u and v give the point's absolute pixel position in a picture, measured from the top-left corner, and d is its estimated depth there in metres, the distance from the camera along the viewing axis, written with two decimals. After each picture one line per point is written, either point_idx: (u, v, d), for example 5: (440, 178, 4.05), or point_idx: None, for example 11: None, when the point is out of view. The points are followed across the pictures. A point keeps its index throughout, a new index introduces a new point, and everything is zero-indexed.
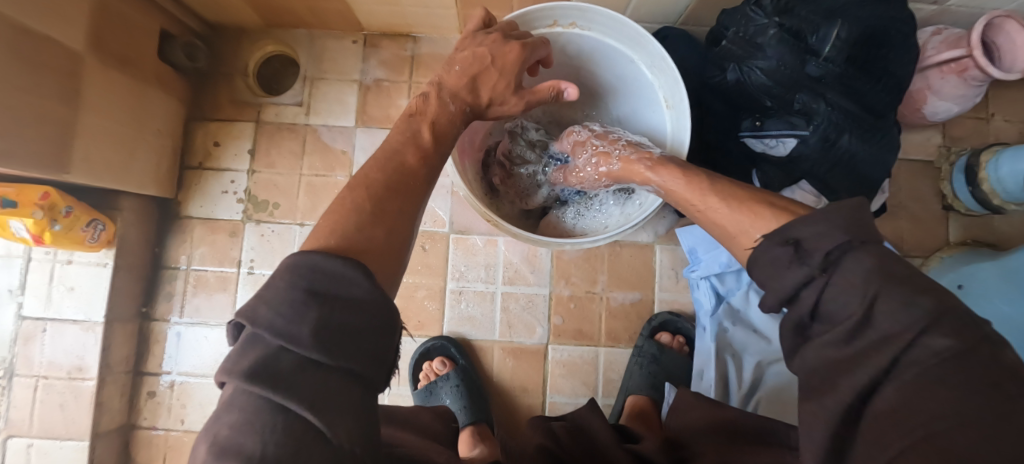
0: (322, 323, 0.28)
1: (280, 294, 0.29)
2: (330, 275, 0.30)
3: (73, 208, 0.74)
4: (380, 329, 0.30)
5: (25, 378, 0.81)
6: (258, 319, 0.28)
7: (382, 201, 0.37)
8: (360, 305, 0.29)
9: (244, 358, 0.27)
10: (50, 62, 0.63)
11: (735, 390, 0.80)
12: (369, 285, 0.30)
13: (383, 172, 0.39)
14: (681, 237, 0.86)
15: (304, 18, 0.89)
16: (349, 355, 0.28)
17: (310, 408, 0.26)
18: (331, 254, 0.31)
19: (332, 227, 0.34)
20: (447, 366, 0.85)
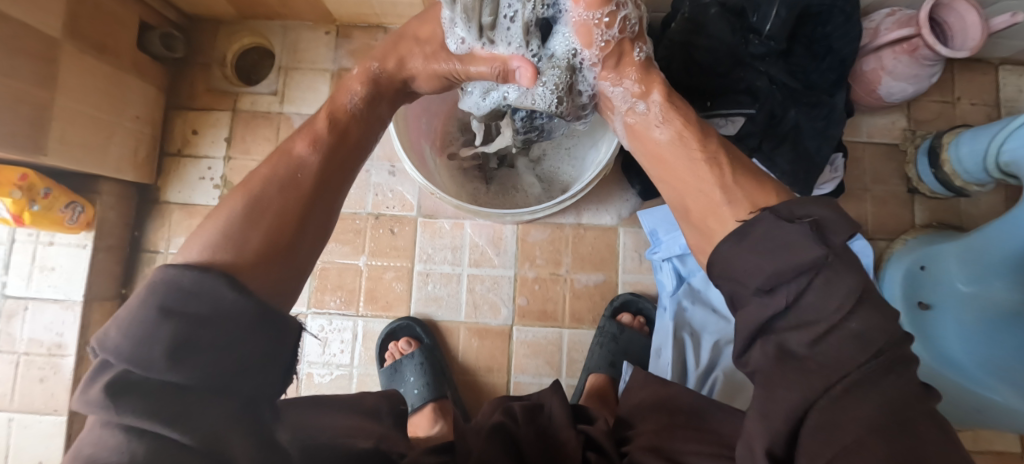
0: (172, 340, 0.28)
1: (131, 318, 0.29)
2: (186, 292, 0.31)
3: (51, 189, 0.77)
4: (243, 336, 0.31)
5: (8, 354, 0.86)
6: (111, 344, 0.29)
7: (285, 201, 0.40)
8: (219, 318, 0.30)
9: (97, 385, 0.28)
10: (25, 47, 0.67)
11: (692, 368, 0.81)
12: (230, 296, 0.32)
13: (278, 170, 0.42)
14: (644, 218, 0.87)
15: (276, 9, 0.93)
16: (205, 368, 0.29)
17: (166, 421, 0.27)
18: (190, 270, 0.32)
19: (211, 239, 0.36)
20: (413, 346, 0.87)
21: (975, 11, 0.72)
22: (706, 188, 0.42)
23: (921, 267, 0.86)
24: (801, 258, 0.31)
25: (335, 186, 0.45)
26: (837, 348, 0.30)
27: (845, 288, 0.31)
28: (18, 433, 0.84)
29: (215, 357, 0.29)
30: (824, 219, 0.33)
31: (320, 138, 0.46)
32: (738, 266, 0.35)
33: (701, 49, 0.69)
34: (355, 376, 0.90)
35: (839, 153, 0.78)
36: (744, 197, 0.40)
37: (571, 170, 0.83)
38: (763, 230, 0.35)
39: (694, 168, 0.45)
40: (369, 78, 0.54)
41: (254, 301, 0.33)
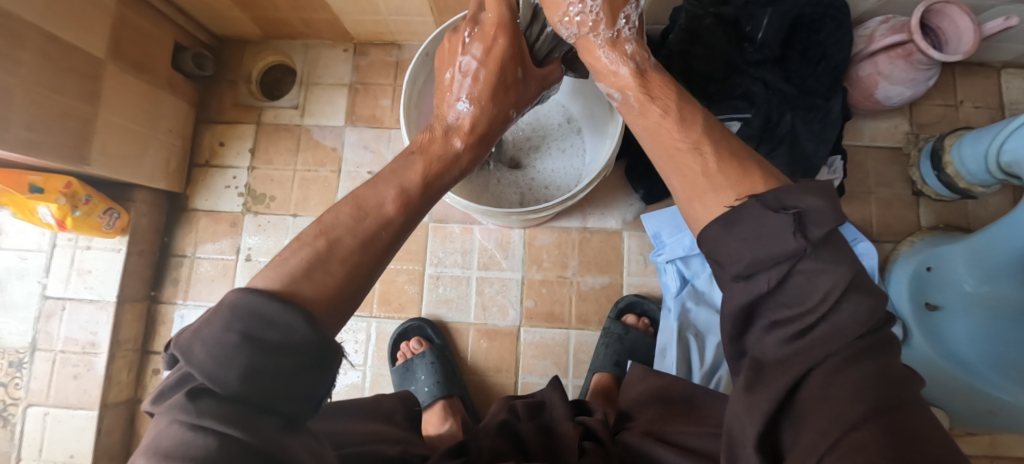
0: (246, 365, 0.29)
1: (212, 335, 0.30)
2: (264, 320, 0.30)
3: (92, 196, 0.83)
4: (308, 366, 0.31)
5: (45, 352, 0.91)
6: (193, 358, 0.30)
7: (363, 250, 0.38)
8: (293, 348, 0.30)
9: (180, 391, 0.30)
10: (74, 67, 0.73)
11: (697, 367, 0.82)
12: (304, 331, 0.31)
13: (369, 219, 0.39)
14: (647, 221, 0.89)
15: (298, 29, 1.00)
16: (273, 391, 0.30)
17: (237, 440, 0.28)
18: (272, 299, 0.31)
19: (290, 272, 0.34)
20: (424, 345, 0.90)
21: (966, 16, 0.74)
22: (691, 176, 0.38)
23: (927, 268, 0.86)
24: (783, 245, 0.30)
25: (405, 236, 0.42)
26: (826, 337, 0.29)
27: (835, 274, 0.29)
28: (52, 427, 0.89)
29: (280, 381, 0.30)
30: (813, 209, 0.31)
31: (409, 191, 0.43)
32: (720, 252, 0.34)
33: (697, 58, 0.73)
34: (368, 376, 0.93)
35: (838, 155, 0.80)
36: (731, 185, 0.35)
37: (580, 173, 0.85)
38: (748, 219, 0.32)
39: (677, 158, 0.40)
40: (480, 132, 0.52)
41: (324, 340, 0.32)
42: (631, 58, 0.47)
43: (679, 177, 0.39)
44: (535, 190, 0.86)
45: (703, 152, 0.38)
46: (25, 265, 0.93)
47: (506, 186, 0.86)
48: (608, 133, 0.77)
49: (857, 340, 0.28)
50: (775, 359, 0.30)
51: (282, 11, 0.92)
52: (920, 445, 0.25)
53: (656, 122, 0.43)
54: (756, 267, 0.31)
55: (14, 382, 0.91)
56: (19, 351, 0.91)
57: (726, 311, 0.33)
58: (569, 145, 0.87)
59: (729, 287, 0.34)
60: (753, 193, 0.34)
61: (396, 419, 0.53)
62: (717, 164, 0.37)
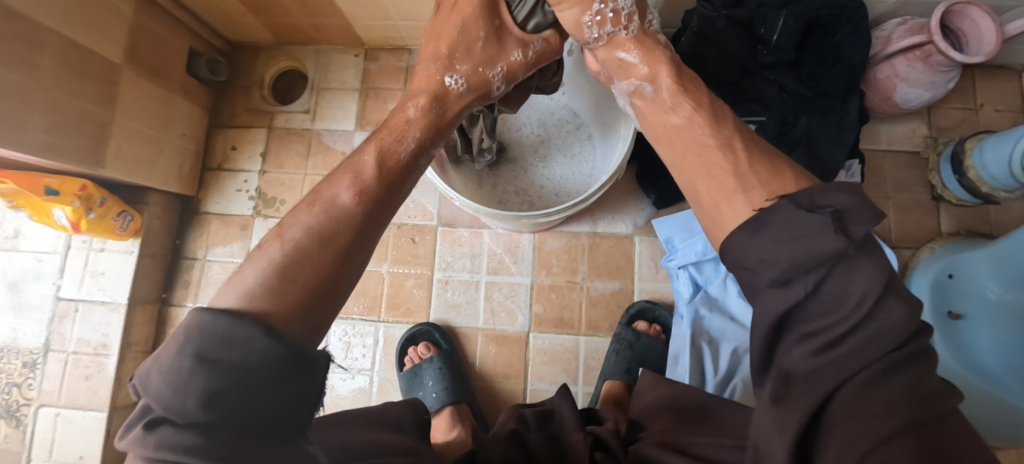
0: (207, 390, 0.28)
1: (168, 364, 0.29)
2: (214, 339, 0.29)
3: (106, 199, 0.84)
4: (277, 380, 0.30)
5: (58, 353, 0.92)
6: (151, 387, 0.29)
7: (322, 246, 0.35)
8: (248, 365, 0.29)
9: (145, 427, 0.29)
10: (92, 72, 0.75)
11: (710, 375, 0.80)
12: (260, 345, 0.29)
13: (327, 205, 0.37)
14: (658, 226, 0.88)
15: (310, 35, 1.01)
16: (245, 413, 0.29)
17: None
18: (222, 317, 0.30)
19: (246, 287, 0.32)
20: (432, 350, 0.89)
21: (987, 16, 0.73)
22: (717, 176, 0.35)
23: (948, 275, 0.83)
24: (824, 246, 0.27)
25: (375, 232, 0.38)
26: (861, 348, 0.27)
27: (869, 276, 0.27)
28: (63, 428, 0.90)
29: (251, 401, 0.29)
30: (849, 207, 0.29)
31: (367, 186, 0.38)
32: (749, 256, 0.31)
33: (709, 60, 0.71)
34: (376, 381, 0.93)
35: (855, 159, 0.78)
36: (761, 186, 0.33)
37: (590, 175, 0.84)
38: (782, 219, 0.30)
39: (698, 163, 0.37)
40: (430, 121, 0.47)
41: (286, 350, 0.30)
42: (650, 54, 0.45)
43: (704, 178, 0.36)
44: (545, 194, 0.86)
45: (733, 151, 0.36)
46: (41, 267, 0.94)
47: (512, 189, 0.86)
48: (621, 132, 0.76)
49: (892, 351, 0.27)
50: (804, 372, 0.29)
51: (294, 17, 0.93)
52: (947, 449, 0.26)
53: (677, 122, 0.40)
54: (785, 270, 0.29)
55: (27, 382, 0.92)
56: (32, 352, 0.92)
57: (756, 321, 0.31)
58: (578, 144, 0.87)
59: (759, 292, 0.31)
60: (784, 193, 0.32)
61: (405, 428, 0.52)
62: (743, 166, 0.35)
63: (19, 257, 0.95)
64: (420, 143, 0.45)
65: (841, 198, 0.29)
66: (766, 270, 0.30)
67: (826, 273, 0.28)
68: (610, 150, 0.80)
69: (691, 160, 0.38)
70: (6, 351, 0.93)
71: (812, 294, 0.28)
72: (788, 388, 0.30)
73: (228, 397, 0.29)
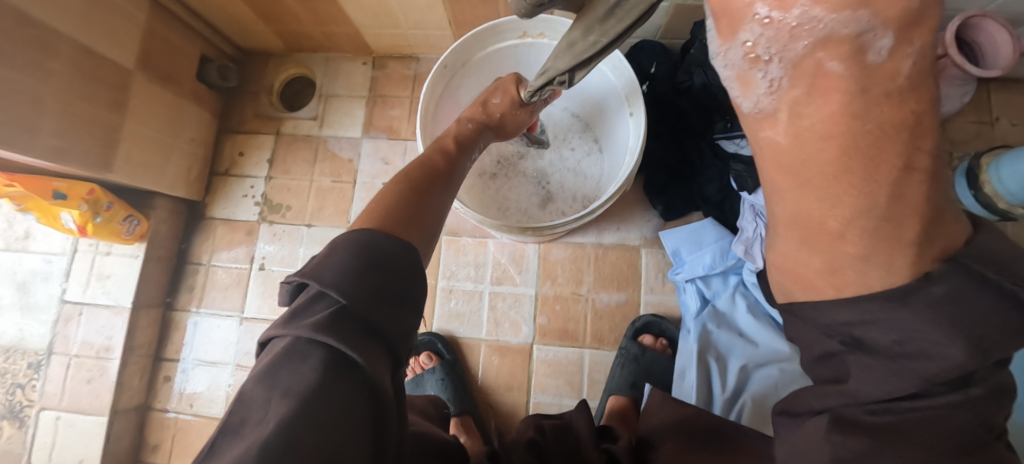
0: (372, 288, 0.34)
1: (341, 263, 0.35)
2: (381, 249, 0.37)
3: (113, 203, 0.85)
4: (413, 300, 0.37)
5: (61, 356, 0.92)
6: (325, 280, 0.34)
7: (428, 195, 0.49)
8: (400, 274, 0.37)
9: (307, 309, 0.34)
10: (104, 77, 0.75)
11: (718, 393, 0.77)
12: (411, 260, 0.38)
13: (427, 170, 0.52)
14: (665, 238, 0.88)
15: (319, 43, 1.01)
16: (391, 320, 0.35)
17: (357, 344, 0.32)
18: (383, 232, 0.39)
19: (375, 213, 0.43)
20: (434, 361, 0.89)
21: (1004, 29, 0.72)
22: (874, 220, 0.31)
23: None
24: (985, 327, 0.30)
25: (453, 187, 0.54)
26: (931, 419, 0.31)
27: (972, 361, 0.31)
28: (64, 432, 0.90)
29: (396, 308, 0.35)
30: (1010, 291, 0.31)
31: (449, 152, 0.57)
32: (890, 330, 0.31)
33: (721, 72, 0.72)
34: None
35: None
36: (938, 241, 0.32)
37: (599, 180, 0.84)
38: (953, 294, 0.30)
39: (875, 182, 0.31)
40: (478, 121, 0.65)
41: (420, 270, 0.39)
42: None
43: (877, 214, 0.31)
44: (561, 192, 0.85)
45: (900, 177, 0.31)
46: (49, 269, 0.95)
47: (525, 183, 0.86)
48: (630, 141, 0.75)
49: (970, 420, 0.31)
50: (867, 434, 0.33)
51: (305, 24, 0.94)
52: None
53: (875, 102, 0.30)
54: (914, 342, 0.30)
55: (31, 384, 0.92)
56: (37, 353, 0.93)
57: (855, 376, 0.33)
58: (581, 143, 0.87)
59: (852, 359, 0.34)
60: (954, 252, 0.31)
61: (428, 414, 0.61)
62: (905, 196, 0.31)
63: (28, 260, 0.96)
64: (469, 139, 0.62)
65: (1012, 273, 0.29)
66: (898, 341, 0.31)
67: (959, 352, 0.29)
68: (621, 152, 0.79)
69: (883, 170, 0.30)
70: (13, 352, 0.93)
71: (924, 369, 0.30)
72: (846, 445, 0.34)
73: (386, 298, 0.35)
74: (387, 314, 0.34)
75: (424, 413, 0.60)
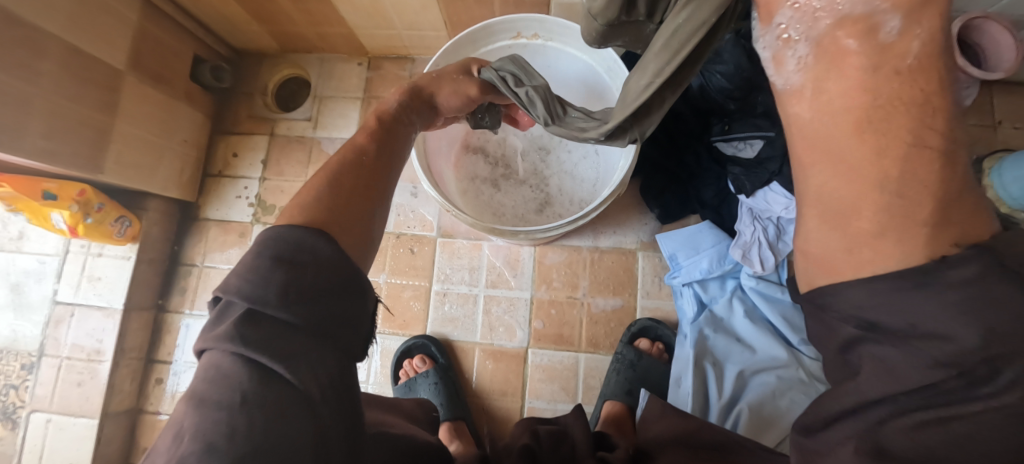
0: (286, 286, 0.32)
1: (251, 267, 0.33)
2: (293, 244, 0.34)
3: (105, 204, 0.84)
4: (340, 288, 0.34)
5: (52, 358, 0.92)
6: (234, 290, 0.32)
7: (373, 162, 0.45)
8: (324, 272, 0.34)
9: (223, 322, 0.32)
10: (94, 78, 0.75)
11: (714, 400, 0.76)
12: (327, 249, 0.35)
13: (361, 142, 0.47)
14: (663, 242, 0.86)
15: (314, 43, 1.00)
16: (316, 315, 0.32)
17: (304, 359, 0.31)
18: (298, 226, 0.35)
19: (298, 205, 0.39)
20: (427, 364, 0.87)
21: (1006, 32, 0.70)
22: (904, 199, 0.26)
23: None
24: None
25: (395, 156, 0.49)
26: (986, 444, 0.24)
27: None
28: (55, 435, 0.89)
29: (319, 303, 0.33)
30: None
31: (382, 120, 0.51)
32: (910, 304, 0.25)
33: (717, 77, 0.70)
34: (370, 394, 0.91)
35: None
36: (948, 222, 0.26)
37: (595, 183, 0.83)
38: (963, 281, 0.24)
39: (914, 166, 0.26)
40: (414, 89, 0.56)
41: (344, 257, 0.36)
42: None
43: (892, 201, 0.27)
44: (558, 195, 0.84)
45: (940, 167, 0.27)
46: (41, 271, 0.94)
47: (523, 186, 0.85)
48: (625, 146, 0.74)
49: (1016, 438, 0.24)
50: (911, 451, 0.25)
51: (298, 25, 0.93)
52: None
53: (887, 82, 0.28)
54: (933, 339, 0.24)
55: (22, 385, 0.91)
56: (29, 355, 0.92)
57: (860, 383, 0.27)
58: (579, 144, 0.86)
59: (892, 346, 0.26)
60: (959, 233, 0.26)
61: (416, 418, 0.59)
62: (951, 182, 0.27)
63: (20, 261, 0.95)
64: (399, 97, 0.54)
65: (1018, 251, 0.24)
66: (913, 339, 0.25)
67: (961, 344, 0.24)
68: (616, 155, 0.79)
69: (893, 147, 0.27)
70: (5, 353, 0.92)
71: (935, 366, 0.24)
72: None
73: (318, 305, 0.33)
74: (326, 319, 0.33)
75: (411, 416, 0.59)
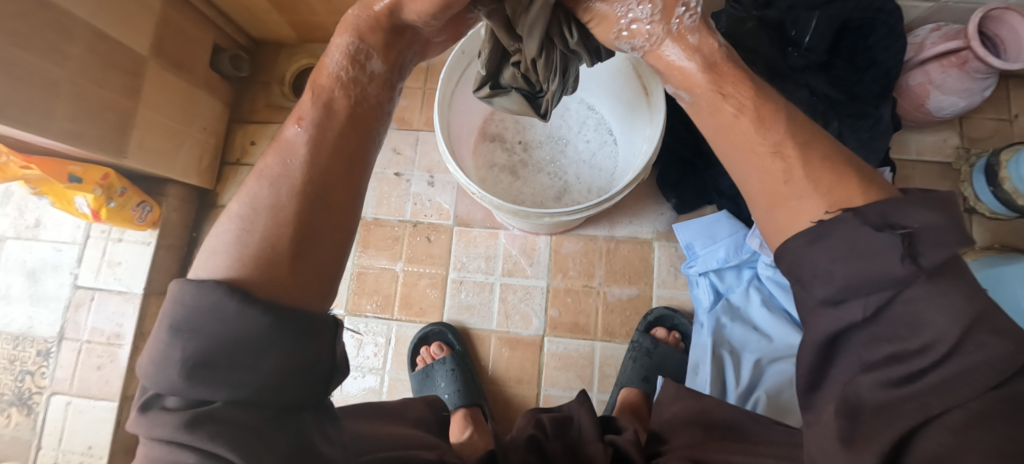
0: (194, 360, 0.29)
1: (157, 345, 0.30)
2: (192, 309, 0.29)
3: (127, 189, 0.85)
4: (250, 346, 0.29)
5: (71, 342, 0.92)
6: (145, 372, 0.30)
7: (326, 170, 0.36)
8: (232, 335, 0.29)
9: (141, 405, 0.30)
10: (119, 62, 0.75)
11: (732, 387, 0.77)
12: (234, 309, 0.29)
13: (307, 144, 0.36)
14: (679, 231, 0.87)
15: (332, 33, 1.01)
16: (231, 379, 0.29)
17: (222, 437, 0.28)
18: (196, 289, 0.30)
19: (217, 250, 0.32)
20: (444, 351, 0.88)
21: None
22: (770, 175, 0.34)
23: (981, 290, 0.79)
24: (888, 271, 0.27)
25: (361, 150, 0.39)
26: (945, 384, 0.26)
27: (951, 309, 0.26)
28: (74, 417, 0.90)
29: (230, 369, 0.29)
30: (927, 228, 0.27)
31: (321, 114, 0.38)
32: (806, 268, 0.30)
33: None
34: (387, 381, 0.91)
35: (886, 167, 0.77)
36: (823, 193, 0.32)
37: (614, 171, 0.83)
38: (844, 235, 0.29)
39: (753, 161, 0.35)
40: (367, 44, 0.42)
41: (261, 312, 0.30)
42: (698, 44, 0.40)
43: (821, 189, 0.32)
44: (576, 183, 0.85)
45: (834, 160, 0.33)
46: (59, 257, 0.95)
47: (542, 174, 0.86)
48: (647, 131, 0.74)
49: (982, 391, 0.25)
50: (876, 403, 0.28)
51: (318, 14, 0.93)
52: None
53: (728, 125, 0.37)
54: (858, 307, 0.28)
55: (40, 370, 0.92)
56: (47, 341, 0.93)
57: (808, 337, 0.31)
58: (596, 134, 0.87)
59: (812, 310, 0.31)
60: (849, 205, 0.30)
61: (426, 424, 0.58)
62: (808, 166, 0.33)
63: (39, 247, 0.96)
64: (349, 53, 0.41)
65: (919, 219, 0.27)
66: (844, 306, 0.28)
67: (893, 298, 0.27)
68: (637, 143, 0.79)
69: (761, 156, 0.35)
70: (22, 339, 0.93)
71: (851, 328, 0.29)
72: (855, 425, 0.28)
73: (227, 374, 0.29)
74: (240, 384, 0.29)
75: (418, 423, 0.57)
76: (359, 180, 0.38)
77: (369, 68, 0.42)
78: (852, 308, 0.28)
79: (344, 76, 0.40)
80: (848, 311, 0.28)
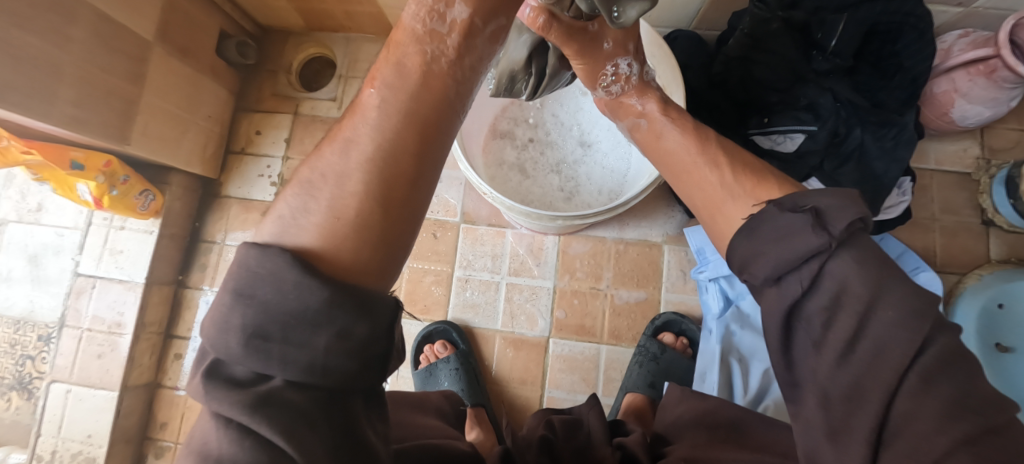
0: (250, 330, 0.26)
1: (218, 305, 0.28)
2: (252, 275, 0.27)
3: (129, 176, 0.84)
4: (309, 324, 0.26)
5: (72, 329, 0.91)
6: (204, 334, 0.28)
7: (394, 141, 0.31)
8: (292, 308, 0.26)
9: (197, 368, 0.28)
10: (123, 47, 0.73)
11: (740, 395, 0.76)
12: (295, 279, 0.26)
13: (379, 107, 0.32)
14: (690, 236, 0.85)
15: (341, 23, 0.99)
16: (290, 358, 0.26)
17: (275, 416, 0.25)
18: (260, 254, 0.27)
19: (287, 217, 0.30)
20: (448, 350, 0.87)
21: None
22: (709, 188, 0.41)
23: (997, 305, 0.79)
24: (806, 244, 0.30)
25: (444, 119, 0.33)
26: (882, 351, 0.28)
27: (864, 276, 0.29)
28: (73, 406, 0.89)
29: (286, 346, 0.26)
30: (832, 205, 0.31)
31: (393, 77, 0.33)
32: (750, 257, 0.34)
33: (758, 64, 0.70)
34: (388, 377, 0.91)
35: (907, 177, 0.75)
36: (750, 192, 0.38)
37: (626, 173, 0.82)
38: (769, 225, 0.34)
39: (693, 174, 0.43)
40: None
41: (324, 289, 0.26)
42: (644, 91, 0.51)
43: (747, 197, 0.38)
44: (588, 185, 0.83)
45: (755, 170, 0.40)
46: (61, 241, 0.94)
47: (553, 173, 0.84)
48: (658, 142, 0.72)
49: (915, 357, 0.27)
50: (840, 386, 0.29)
51: (327, 2, 0.91)
52: (976, 400, 0.26)
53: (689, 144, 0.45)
54: (793, 281, 0.31)
55: (41, 355, 0.93)
56: (49, 326, 0.92)
57: (768, 325, 0.33)
58: (609, 134, 0.84)
59: (762, 292, 0.34)
60: (770, 199, 0.36)
61: (445, 413, 0.59)
62: (735, 172, 0.40)
63: (42, 231, 0.95)
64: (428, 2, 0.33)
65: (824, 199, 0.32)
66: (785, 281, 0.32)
67: (822, 261, 0.30)
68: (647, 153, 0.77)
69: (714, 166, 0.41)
70: (24, 323, 0.93)
71: (793, 309, 0.31)
72: (835, 419, 0.29)
73: (286, 352, 0.26)
74: (300, 363, 0.26)
75: (438, 412, 0.58)
76: (437, 153, 0.33)
77: (449, 16, 0.33)
78: (790, 282, 0.31)
79: (421, 29, 0.33)
80: (786, 286, 0.32)
